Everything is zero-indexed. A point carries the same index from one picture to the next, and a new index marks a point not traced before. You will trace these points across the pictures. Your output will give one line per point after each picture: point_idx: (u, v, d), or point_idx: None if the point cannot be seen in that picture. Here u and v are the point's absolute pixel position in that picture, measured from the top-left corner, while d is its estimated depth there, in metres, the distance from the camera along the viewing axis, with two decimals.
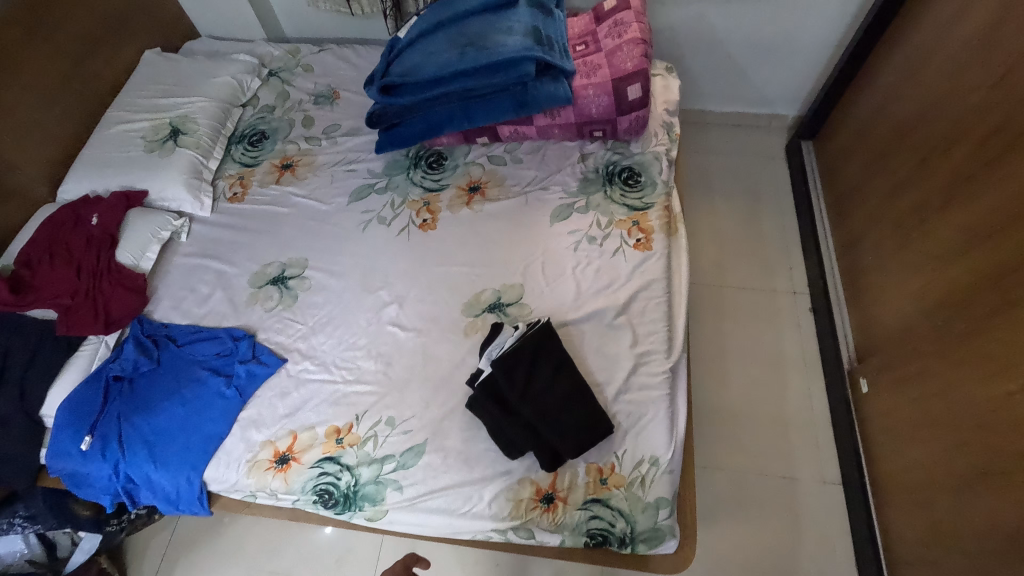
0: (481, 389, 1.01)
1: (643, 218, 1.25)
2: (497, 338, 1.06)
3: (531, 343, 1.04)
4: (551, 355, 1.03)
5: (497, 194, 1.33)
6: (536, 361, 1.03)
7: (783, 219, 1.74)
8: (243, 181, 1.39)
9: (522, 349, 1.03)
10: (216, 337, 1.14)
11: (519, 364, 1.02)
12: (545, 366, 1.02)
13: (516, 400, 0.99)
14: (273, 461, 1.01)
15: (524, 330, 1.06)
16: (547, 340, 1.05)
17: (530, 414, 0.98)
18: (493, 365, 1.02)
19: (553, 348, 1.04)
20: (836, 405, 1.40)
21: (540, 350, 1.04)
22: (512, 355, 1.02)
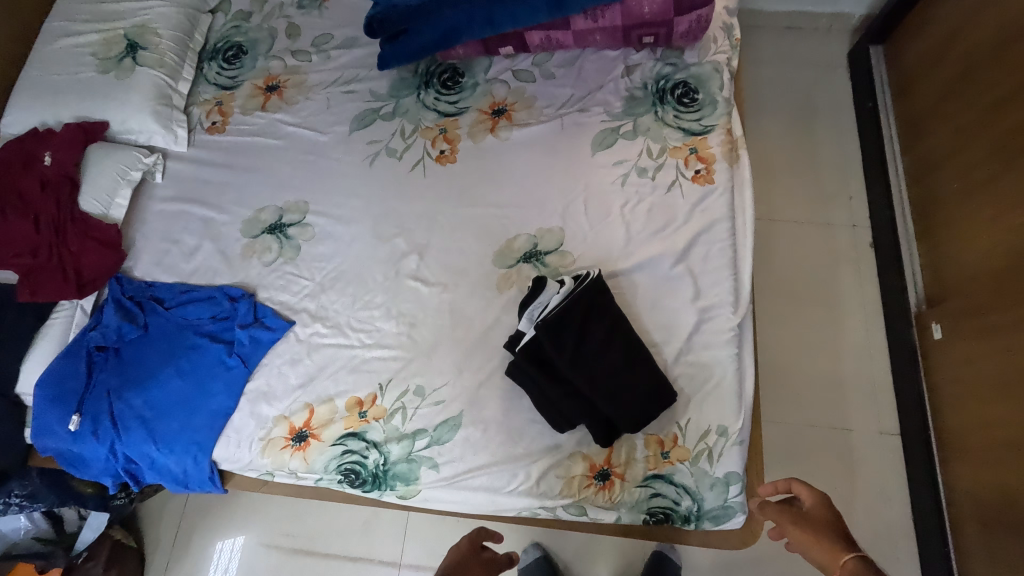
0: (523, 356, 0.87)
1: (702, 145, 1.06)
2: (539, 295, 0.90)
3: (580, 302, 0.88)
4: (604, 316, 0.89)
5: (526, 117, 1.12)
6: (586, 323, 0.88)
7: (844, 139, 1.51)
8: (221, 108, 1.17)
9: (570, 309, 0.88)
10: (211, 297, 0.99)
11: (568, 327, 0.87)
12: (597, 329, 0.88)
13: (566, 368, 0.85)
14: (289, 439, 0.90)
15: (570, 286, 0.90)
16: (599, 298, 0.90)
17: (584, 383, 0.85)
18: (537, 328, 0.87)
19: (605, 306, 0.89)
20: (898, 351, 1.28)
21: (590, 310, 0.89)
22: (560, 316, 0.87)
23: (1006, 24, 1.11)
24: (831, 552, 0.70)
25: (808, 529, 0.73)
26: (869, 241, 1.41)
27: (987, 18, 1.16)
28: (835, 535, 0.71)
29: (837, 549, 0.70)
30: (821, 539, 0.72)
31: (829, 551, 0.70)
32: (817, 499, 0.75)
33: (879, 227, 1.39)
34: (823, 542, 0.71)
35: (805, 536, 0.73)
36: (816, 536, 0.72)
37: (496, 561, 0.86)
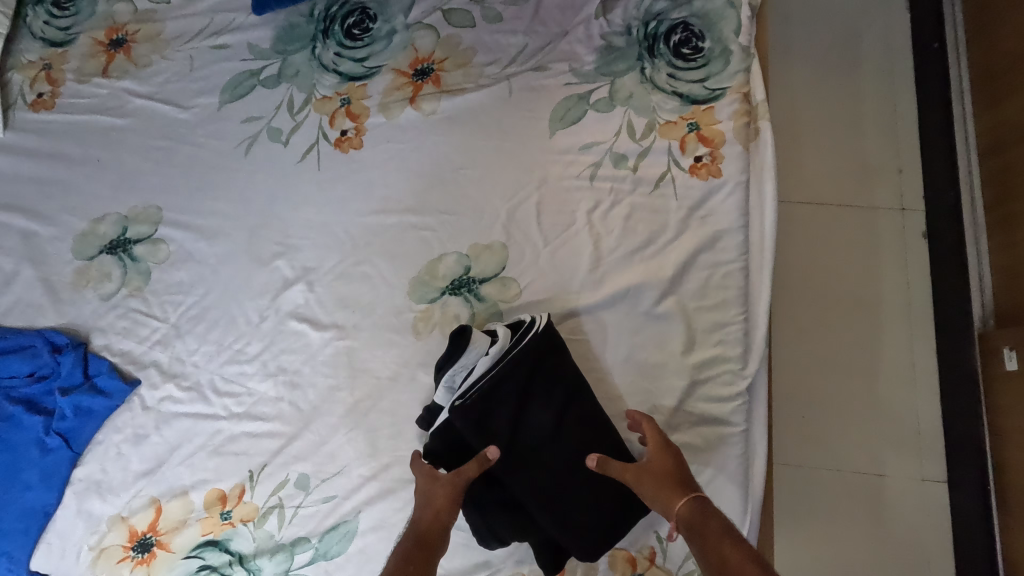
0: (438, 445, 0.62)
1: (706, 118, 0.74)
2: (459, 357, 0.61)
3: (518, 371, 0.61)
4: (552, 388, 0.62)
5: (460, 79, 0.79)
6: (527, 399, 0.62)
7: (898, 90, 1.15)
8: (50, 73, 0.86)
9: (504, 383, 0.61)
10: (25, 347, 0.73)
11: (500, 407, 0.61)
12: (541, 408, 0.61)
13: (497, 466, 0.61)
14: (129, 549, 0.66)
15: (505, 344, 0.61)
16: (546, 362, 0.62)
17: (521, 489, 0.60)
18: (453, 412, 0.60)
19: (554, 373, 0.62)
20: (953, 378, 0.99)
21: (529, 378, 0.61)
22: (487, 393, 0.60)
23: None
24: (667, 501, 0.56)
25: (647, 481, 0.57)
26: (923, 229, 1.08)
27: None
28: (673, 481, 0.57)
29: (675, 493, 0.56)
30: (658, 485, 0.57)
31: (663, 500, 0.56)
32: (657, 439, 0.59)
33: (938, 213, 1.07)
34: (658, 490, 0.56)
35: (643, 490, 0.57)
36: (652, 486, 0.57)
37: (466, 470, 0.58)
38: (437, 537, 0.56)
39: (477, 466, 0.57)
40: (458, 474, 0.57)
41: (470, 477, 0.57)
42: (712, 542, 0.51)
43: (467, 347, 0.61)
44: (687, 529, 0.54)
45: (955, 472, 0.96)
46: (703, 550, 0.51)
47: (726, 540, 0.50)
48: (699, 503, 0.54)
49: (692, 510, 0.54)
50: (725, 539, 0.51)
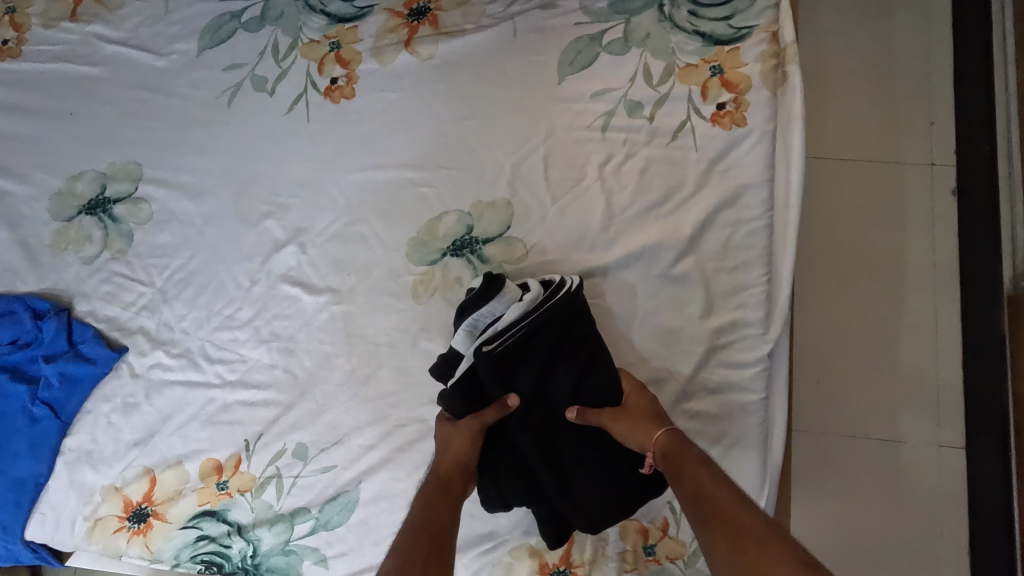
0: (454, 396, 0.56)
1: (731, 61, 0.67)
2: (487, 303, 0.57)
3: (547, 328, 0.56)
4: (579, 349, 0.58)
5: (460, 20, 0.72)
6: (551, 361, 0.58)
7: (934, 33, 1.06)
8: (14, 17, 0.79)
9: (534, 336, 0.56)
10: (6, 313, 0.69)
11: (523, 364, 0.57)
12: (565, 371, 0.58)
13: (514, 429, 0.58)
14: (124, 519, 0.64)
15: (539, 295, 0.57)
16: (579, 321, 0.58)
17: (534, 456, 0.57)
18: (478, 358, 0.55)
19: (584, 334, 0.58)
20: (981, 341, 0.95)
21: (560, 338, 0.57)
22: (516, 344, 0.56)
23: None
24: (645, 434, 0.54)
25: (622, 418, 0.56)
26: (952, 185, 1.01)
27: None
28: (651, 416, 0.55)
29: (651, 427, 0.55)
30: (634, 423, 0.55)
31: (641, 434, 0.54)
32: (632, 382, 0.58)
33: (970, 167, 1.00)
34: (634, 427, 0.55)
35: (617, 427, 0.56)
36: (629, 423, 0.55)
37: (485, 416, 0.56)
38: (457, 478, 0.55)
39: (497, 411, 0.56)
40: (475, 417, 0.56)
41: (489, 422, 0.56)
42: (688, 469, 0.50)
43: (499, 292, 0.57)
44: (663, 460, 0.53)
45: (975, 437, 0.94)
46: (680, 476, 0.50)
47: (700, 468, 0.49)
48: (674, 435, 0.53)
49: (670, 440, 0.53)
50: (697, 467, 0.50)
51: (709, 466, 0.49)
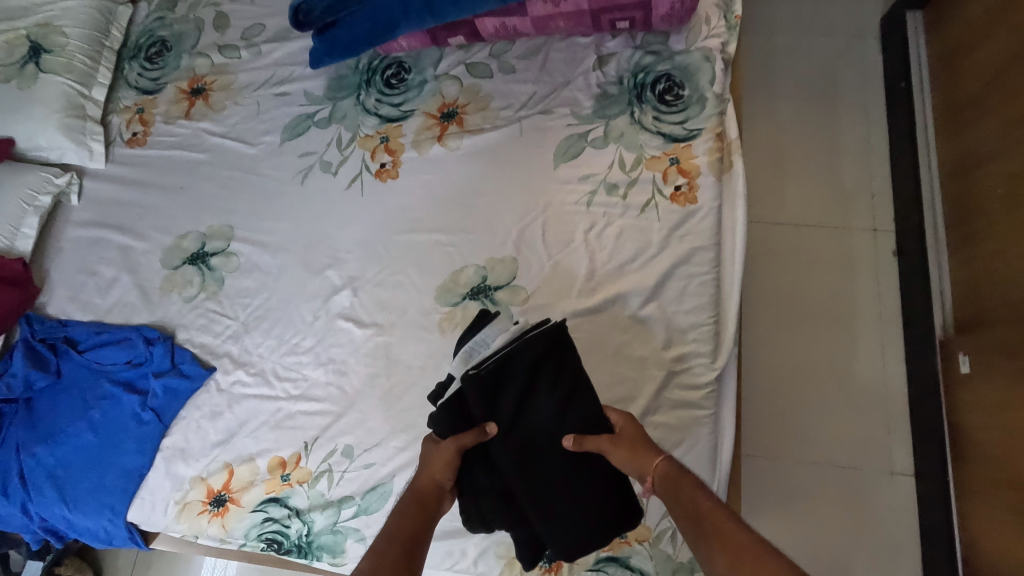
0: (443, 416, 0.67)
1: (685, 154, 0.89)
2: (483, 332, 0.70)
3: (527, 356, 0.67)
4: (560, 376, 0.69)
5: (480, 122, 0.96)
6: (533, 386, 0.69)
7: (869, 126, 1.31)
8: (143, 116, 1.04)
9: (512, 361, 0.67)
10: (126, 339, 0.89)
11: (506, 386, 0.68)
12: (545, 395, 0.69)
13: (495, 449, 0.69)
14: (206, 503, 0.82)
15: (523, 327, 0.69)
16: (558, 351, 0.70)
17: (513, 476, 0.68)
18: (466, 380, 0.65)
19: (562, 363, 0.70)
20: (919, 379, 1.11)
21: (539, 365, 0.69)
22: (498, 367, 0.67)
23: None
24: (647, 460, 0.65)
25: (623, 444, 0.67)
26: (892, 249, 1.22)
27: None
28: (649, 445, 0.66)
29: (652, 455, 0.65)
30: (633, 450, 0.66)
31: (643, 460, 0.65)
32: (623, 415, 0.70)
33: (905, 233, 1.20)
34: (637, 455, 0.65)
35: (618, 452, 0.66)
36: (632, 449, 0.66)
37: (464, 441, 0.66)
38: (432, 495, 0.66)
39: (475, 435, 0.65)
40: (454, 439, 0.66)
41: (467, 443, 0.66)
42: (686, 492, 0.61)
43: (491, 321, 0.73)
44: (662, 484, 0.63)
45: (922, 464, 1.07)
46: (679, 498, 0.61)
47: (699, 492, 0.60)
48: (672, 462, 0.64)
49: (667, 467, 0.64)
50: (697, 493, 0.60)
51: (705, 490, 0.61)
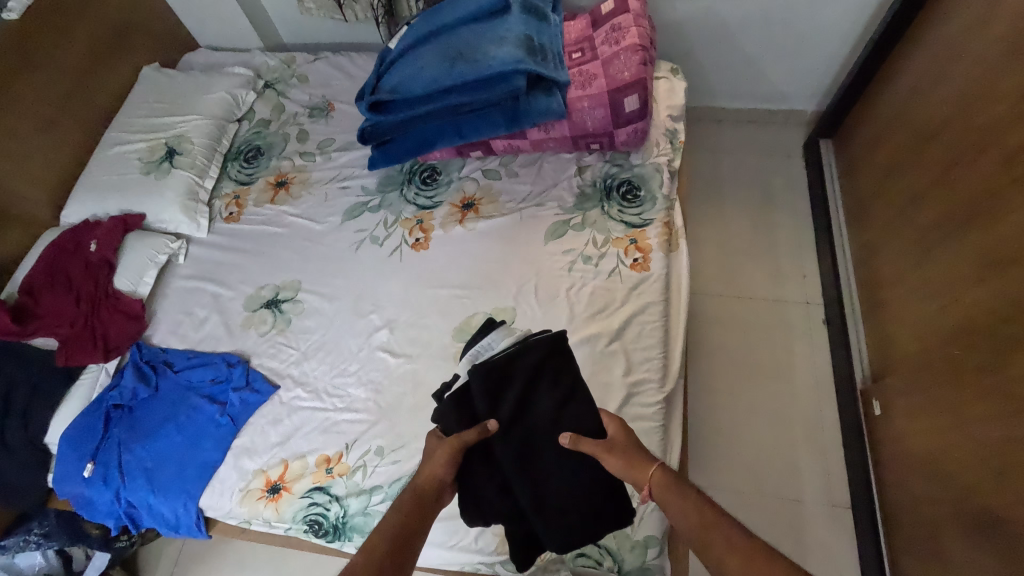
0: (452, 401, 0.87)
1: (641, 236, 1.21)
2: (489, 338, 0.94)
3: (528, 356, 0.89)
4: (558, 378, 0.90)
5: (491, 210, 1.29)
6: (533, 383, 0.89)
7: (797, 222, 1.65)
8: (238, 200, 1.38)
9: (514, 360, 0.89)
10: (212, 362, 1.16)
11: (510, 380, 0.88)
12: (546, 396, 0.89)
13: (496, 443, 0.86)
14: (265, 490, 1.03)
15: (523, 336, 0.92)
16: (556, 356, 0.91)
17: (511, 469, 0.85)
18: (474, 371, 0.87)
19: (557, 368, 0.90)
20: (847, 424, 1.35)
21: (537, 367, 0.90)
22: (502, 364, 0.88)
23: (924, 128, 1.23)
24: (645, 469, 0.81)
25: (621, 453, 0.82)
26: (822, 318, 1.51)
27: (906, 122, 1.31)
28: (645, 457, 0.82)
29: (648, 465, 0.81)
30: (630, 460, 0.82)
31: (643, 470, 0.80)
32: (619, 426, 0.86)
33: (830, 306, 1.49)
34: (633, 464, 0.81)
35: (617, 461, 0.82)
36: (632, 460, 0.82)
37: (466, 437, 0.82)
38: (431, 490, 0.81)
39: (476, 433, 0.83)
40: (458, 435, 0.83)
41: (468, 440, 0.82)
42: (680, 495, 0.76)
43: (495, 332, 0.96)
44: (659, 489, 0.79)
45: (855, 497, 1.29)
46: (675, 500, 0.76)
47: (690, 504, 0.75)
48: (665, 470, 0.80)
49: (661, 474, 0.80)
50: (688, 502, 0.75)
51: (696, 494, 0.77)
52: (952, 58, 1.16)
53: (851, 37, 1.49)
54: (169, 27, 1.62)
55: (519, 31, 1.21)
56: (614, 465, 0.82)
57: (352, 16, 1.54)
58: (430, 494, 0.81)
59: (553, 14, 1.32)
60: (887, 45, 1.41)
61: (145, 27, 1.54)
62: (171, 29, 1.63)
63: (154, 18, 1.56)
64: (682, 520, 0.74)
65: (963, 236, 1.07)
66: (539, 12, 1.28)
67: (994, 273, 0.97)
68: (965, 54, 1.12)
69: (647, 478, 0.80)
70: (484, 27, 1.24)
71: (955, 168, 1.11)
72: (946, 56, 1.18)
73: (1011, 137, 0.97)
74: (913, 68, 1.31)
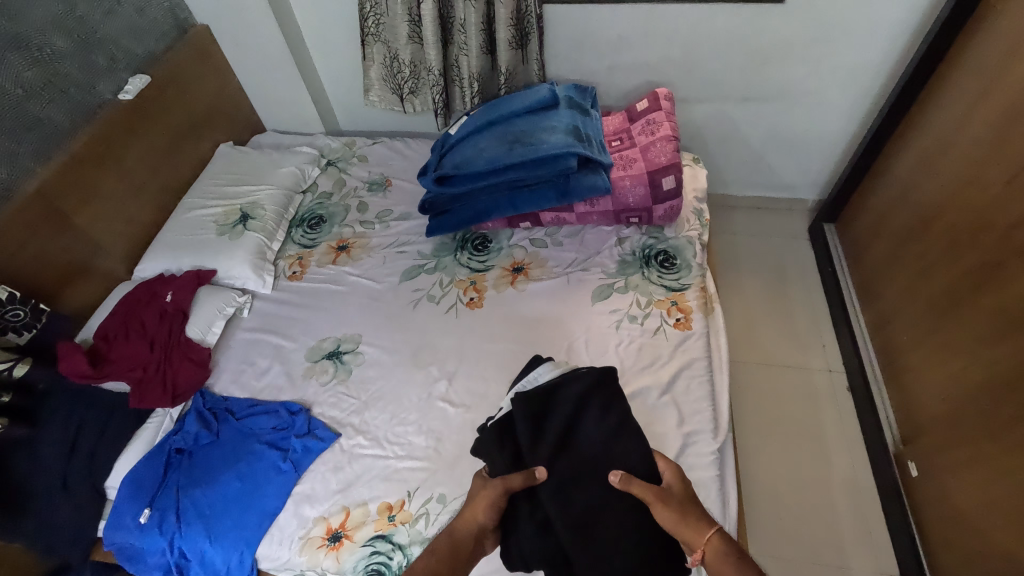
0: (493, 431, 0.93)
1: (681, 298, 1.31)
2: (536, 369, 1.00)
3: (574, 387, 0.95)
4: (604, 412, 0.95)
5: (540, 274, 1.40)
6: (579, 414, 0.94)
7: (811, 296, 1.78)
8: (302, 261, 1.49)
9: (558, 392, 0.95)
10: (274, 411, 1.18)
11: (554, 410, 0.94)
12: (593, 427, 0.93)
13: (571, 483, 0.89)
14: (325, 539, 1.03)
15: (567, 369, 0.99)
16: (602, 387, 0.96)
17: (586, 508, 0.88)
18: (516, 398, 0.93)
19: (607, 403, 0.96)
20: (885, 488, 1.38)
21: (583, 399, 0.95)
22: (544, 394, 0.95)
23: (923, 211, 1.40)
24: (700, 533, 0.84)
25: (677, 510, 0.86)
26: (846, 385, 1.59)
27: (905, 206, 1.48)
28: (700, 521, 0.85)
29: (704, 530, 0.84)
30: (686, 513, 0.86)
31: (698, 534, 0.84)
32: (676, 478, 0.91)
33: (852, 373, 1.58)
34: (690, 526, 0.85)
35: (673, 520, 0.85)
36: (688, 521, 0.85)
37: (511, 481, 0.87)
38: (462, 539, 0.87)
39: (522, 478, 0.87)
40: (502, 480, 0.87)
41: (513, 484, 0.87)
42: (731, 566, 0.81)
43: (542, 363, 1.02)
44: (710, 557, 0.82)
45: (901, 563, 1.30)
46: (727, 570, 0.81)
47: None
48: (722, 539, 0.84)
49: (715, 541, 0.83)
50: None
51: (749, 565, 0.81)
52: (940, 153, 1.36)
53: (844, 137, 1.72)
54: (243, 112, 1.82)
55: (569, 122, 1.40)
56: (666, 525, 0.85)
57: (411, 107, 1.75)
58: (466, 542, 0.88)
59: (593, 109, 1.52)
60: (879, 143, 1.63)
61: (226, 112, 1.73)
62: (245, 114, 1.83)
63: (234, 104, 1.76)
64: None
65: (974, 302, 1.19)
66: (582, 108, 1.49)
67: (1008, 332, 1.08)
68: (952, 150, 1.31)
69: (699, 544, 0.83)
70: (538, 118, 1.43)
71: (957, 244, 1.26)
72: (935, 151, 1.38)
73: (1006, 216, 1.12)
74: (905, 162, 1.51)
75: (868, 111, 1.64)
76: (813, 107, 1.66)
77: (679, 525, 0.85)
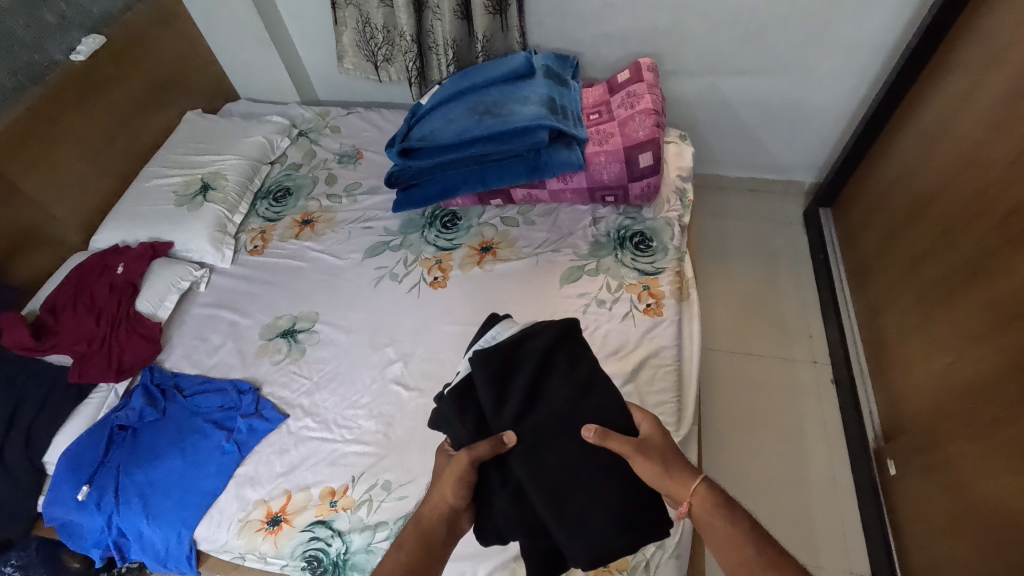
0: (453, 398, 0.83)
1: (654, 283, 1.24)
2: (492, 328, 0.90)
3: (540, 341, 0.85)
4: (572, 366, 0.85)
5: (508, 254, 1.33)
6: (546, 370, 0.84)
7: (801, 285, 1.70)
8: (264, 235, 1.43)
9: (522, 347, 0.85)
10: (222, 389, 1.15)
11: (520, 366, 0.84)
12: (562, 387, 0.83)
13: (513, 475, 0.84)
14: (264, 522, 1.00)
15: (528, 324, 0.89)
16: (567, 341, 0.87)
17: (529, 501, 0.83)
18: (476, 357, 0.82)
19: (576, 359, 0.86)
20: (863, 486, 1.33)
21: (550, 354, 0.85)
22: (508, 350, 0.84)
23: (920, 195, 1.31)
24: (688, 481, 0.78)
25: (661, 462, 0.79)
26: (830, 378, 1.52)
27: (901, 190, 1.40)
28: (686, 469, 0.79)
29: (691, 478, 0.78)
30: (671, 470, 0.78)
31: (685, 483, 0.78)
32: (655, 427, 0.84)
33: (838, 366, 1.51)
34: (677, 477, 0.78)
35: (657, 473, 0.78)
36: (674, 472, 0.79)
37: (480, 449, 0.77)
38: (431, 526, 0.78)
39: (489, 446, 0.77)
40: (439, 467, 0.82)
41: (480, 453, 0.77)
42: (721, 513, 0.75)
43: (500, 321, 0.92)
44: (698, 505, 0.77)
45: (873, 564, 1.25)
46: (717, 516, 0.75)
47: (741, 536, 0.73)
48: (709, 489, 0.77)
49: (704, 486, 0.77)
50: (736, 528, 0.74)
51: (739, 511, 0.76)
52: (942, 131, 1.26)
53: (845, 115, 1.61)
54: (213, 79, 1.75)
55: (543, 93, 1.32)
56: (649, 478, 0.79)
57: (386, 76, 1.66)
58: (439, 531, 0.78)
59: (573, 80, 1.44)
60: (879, 121, 1.52)
61: (193, 78, 1.66)
62: (215, 80, 1.75)
63: (202, 70, 1.69)
64: (719, 537, 0.74)
65: (966, 293, 1.11)
66: (561, 79, 1.40)
67: (999, 327, 1.00)
68: (954, 128, 1.21)
69: (683, 495, 0.77)
70: (511, 88, 1.35)
71: (953, 231, 1.18)
72: (936, 130, 1.28)
73: (1005, 202, 1.03)
74: (905, 142, 1.41)
75: (870, 87, 1.53)
76: (813, 80, 1.55)
77: (660, 477, 0.78)
